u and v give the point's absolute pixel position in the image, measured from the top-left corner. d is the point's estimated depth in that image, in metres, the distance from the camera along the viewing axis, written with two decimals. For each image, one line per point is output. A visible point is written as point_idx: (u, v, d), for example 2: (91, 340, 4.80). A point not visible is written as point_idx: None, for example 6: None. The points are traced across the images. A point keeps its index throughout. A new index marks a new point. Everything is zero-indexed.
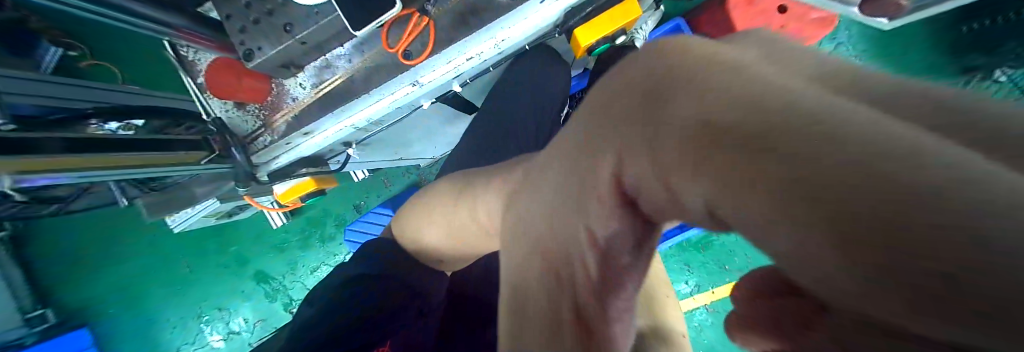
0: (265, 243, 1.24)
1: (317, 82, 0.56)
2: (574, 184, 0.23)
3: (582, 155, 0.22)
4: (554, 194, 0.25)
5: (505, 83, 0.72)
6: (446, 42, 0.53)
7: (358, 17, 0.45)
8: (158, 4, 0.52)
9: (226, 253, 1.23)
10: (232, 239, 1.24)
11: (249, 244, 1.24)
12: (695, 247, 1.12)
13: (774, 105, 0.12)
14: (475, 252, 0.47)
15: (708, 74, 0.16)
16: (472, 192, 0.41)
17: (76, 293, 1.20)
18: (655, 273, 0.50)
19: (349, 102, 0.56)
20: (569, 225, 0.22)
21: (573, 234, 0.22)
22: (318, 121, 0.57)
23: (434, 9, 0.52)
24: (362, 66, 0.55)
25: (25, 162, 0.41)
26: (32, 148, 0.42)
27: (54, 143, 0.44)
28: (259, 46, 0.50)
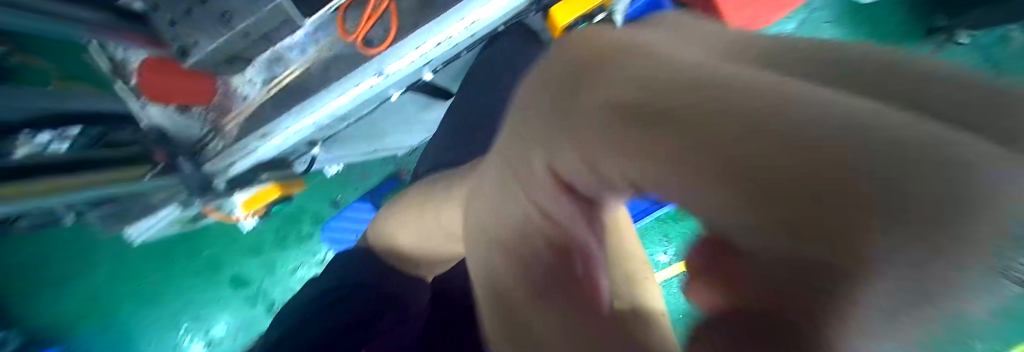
0: (237, 247, 1.17)
1: (268, 77, 0.51)
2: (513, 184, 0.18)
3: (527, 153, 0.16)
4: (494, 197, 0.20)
5: (479, 66, 0.68)
6: (409, 26, 0.49)
7: None
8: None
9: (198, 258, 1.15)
10: (200, 245, 1.15)
11: (221, 249, 1.16)
12: None
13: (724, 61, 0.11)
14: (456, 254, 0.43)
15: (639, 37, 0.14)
16: (433, 197, 0.38)
17: (31, 317, 1.09)
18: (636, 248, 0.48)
19: (308, 99, 0.50)
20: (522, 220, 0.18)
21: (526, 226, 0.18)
22: (274, 122, 0.51)
23: None
24: (318, 57, 0.49)
25: None
26: None
27: None
28: (195, 40, 0.46)
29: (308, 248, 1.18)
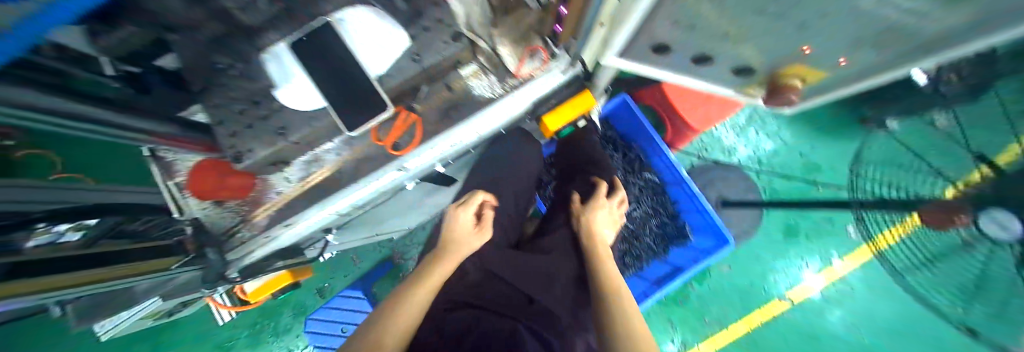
0: (214, 341, 1.28)
1: (304, 175, 0.58)
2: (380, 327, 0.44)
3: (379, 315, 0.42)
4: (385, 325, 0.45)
5: (481, 162, 0.79)
6: (431, 132, 0.59)
7: (353, 119, 0.50)
8: (142, 114, 0.49)
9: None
10: (190, 334, 1.28)
11: (202, 341, 1.28)
12: (674, 301, 1.34)
13: None
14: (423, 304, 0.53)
15: None
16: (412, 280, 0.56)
17: None
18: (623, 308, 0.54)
19: (335, 192, 0.57)
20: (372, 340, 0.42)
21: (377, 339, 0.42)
22: (301, 212, 0.56)
23: (419, 105, 0.59)
24: (351, 157, 0.58)
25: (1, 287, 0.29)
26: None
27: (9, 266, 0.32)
28: (249, 148, 0.50)
29: (283, 338, 1.28)
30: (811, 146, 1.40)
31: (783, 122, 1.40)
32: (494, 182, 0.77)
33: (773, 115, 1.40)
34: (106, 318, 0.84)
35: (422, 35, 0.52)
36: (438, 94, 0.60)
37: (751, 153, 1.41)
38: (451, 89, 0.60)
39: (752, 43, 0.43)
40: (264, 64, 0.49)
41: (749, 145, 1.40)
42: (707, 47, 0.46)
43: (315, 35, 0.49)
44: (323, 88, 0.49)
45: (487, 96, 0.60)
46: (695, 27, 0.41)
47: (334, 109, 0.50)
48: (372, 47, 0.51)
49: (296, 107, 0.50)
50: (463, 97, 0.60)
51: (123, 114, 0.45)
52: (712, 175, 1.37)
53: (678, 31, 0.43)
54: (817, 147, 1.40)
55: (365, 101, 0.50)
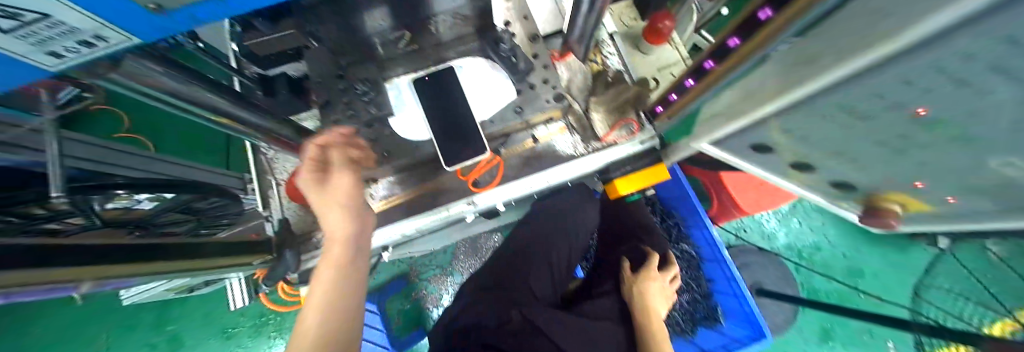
0: (216, 324, 1.27)
1: (386, 194, 0.61)
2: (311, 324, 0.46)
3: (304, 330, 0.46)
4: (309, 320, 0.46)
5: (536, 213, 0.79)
6: (511, 177, 0.62)
7: (454, 156, 0.53)
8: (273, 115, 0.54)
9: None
10: (196, 312, 1.27)
11: (204, 322, 1.27)
12: None
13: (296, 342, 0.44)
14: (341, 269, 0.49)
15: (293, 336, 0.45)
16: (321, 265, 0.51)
17: None
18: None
19: (411, 215, 0.61)
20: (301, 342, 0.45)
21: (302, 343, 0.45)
22: (374, 228, 0.60)
23: (505, 150, 0.63)
24: (432, 186, 0.61)
25: (47, 272, 0.31)
26: (71, 254, 0.34)
27: (93, 251, 0.36)
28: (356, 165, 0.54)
29: (283, 337, 1.26)
30: (857, 251, 1.33)
31: (829, 219, 1.35)
32: (548, 230, 0.76)
33: (819, 211, 1.35)
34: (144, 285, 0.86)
35: (528, 91, 0.57)
36: (524, 142, 0.63)
37: (790, 244, 1.36)
38: (536, 141, 0.63)
39: (856, 162, 0.44)
40: (387, 92, 0.55)
41: (791, 236, 1.35)
42: (805, 154, 0.47)
43: (438, 75, 0.54)
44: (434, 124, 0.53)
45: (569, 153, 0.62)
46: (802, 138, 0.43)
47: (441, 143, 0.53)
48: (484, 94, 0.56)
49: (408, 136, 0.55)
50: (546, 150, 0.63)
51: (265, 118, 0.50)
52: (751, 258, 1.33)
53: (783, 137, 0.45)
54: (863, 254, 1.33)
55: (469, 139, 0.53)
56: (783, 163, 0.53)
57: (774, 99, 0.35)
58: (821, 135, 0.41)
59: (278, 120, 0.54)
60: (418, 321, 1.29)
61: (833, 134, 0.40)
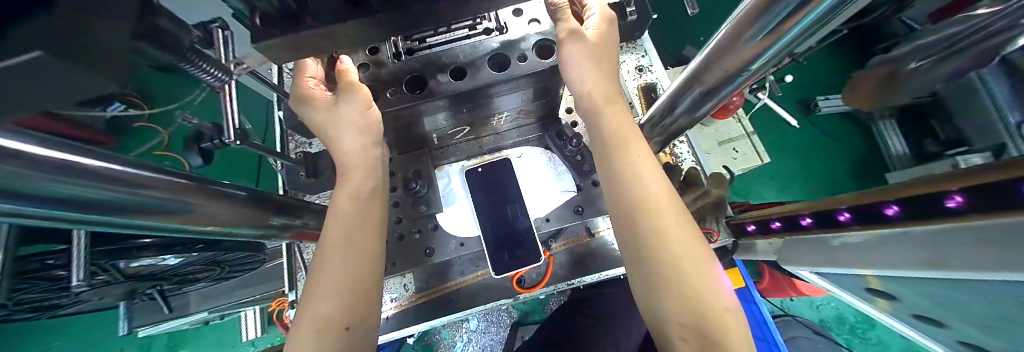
0: None
1: (421, 288, 0.54)
2: (337, 294, 0.33)
3: (321, 308, 0.32)
4: (332, 285, 0.33)
5: (578, 304, 0.68)
6: (563, 277, 0.54)
7: (503, 262, 0.47)
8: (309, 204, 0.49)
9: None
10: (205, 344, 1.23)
11: None
12: None
13: (326, 320, 0.31)
14: (364, 226, 0.37)
15: (322, 307, 0.32)
16: (336, 211, 0.37)
17: None
18: (721, 302, 0.28)
19: (446, 315, 0.52)
20: (320, 318, 0.32)
21: (325, 322, 0.31)
22: (405, 327, 0.52)
23: (555, 245, 0.55)
24: (472, 281, 0.54)
25: None
26: None
27: None
28: (394, 262, 0.47)
29: None
30: None
31: None
32: (592, 319, 0.63)
33: None
34: (151, 326, 0.81)
35: (589, 188, 0.50)
36: (577, 235, 0.56)
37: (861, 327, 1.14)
38: (593, 235, 0.55)
39: (1013, 343, 0.34)
40: (435, 182, 0.51)
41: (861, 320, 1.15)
42: (936, 312, 0.38)
43: (491, 167, 0.51)
44: (484, 223, 0.48)
45: None
46: (936, 298, 0.34)
47: (488, 246, 0.47)
48: (540, 191, 0.52)
49: (453, 232, 0.50)
50: (602, 247, 0.55)
51: (299, 213, 0.45)
52: (795, 332, 0.98)
53: (910, 290, 0.37)
54: None
55: (519, 244, 0.47)
56: (903, 309, 0.43)
57: (917, 271, 0.29)
58: (968, 307, 0.32)
59: (315, 210, 0.50)
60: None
61: (995, 316, 0.31)
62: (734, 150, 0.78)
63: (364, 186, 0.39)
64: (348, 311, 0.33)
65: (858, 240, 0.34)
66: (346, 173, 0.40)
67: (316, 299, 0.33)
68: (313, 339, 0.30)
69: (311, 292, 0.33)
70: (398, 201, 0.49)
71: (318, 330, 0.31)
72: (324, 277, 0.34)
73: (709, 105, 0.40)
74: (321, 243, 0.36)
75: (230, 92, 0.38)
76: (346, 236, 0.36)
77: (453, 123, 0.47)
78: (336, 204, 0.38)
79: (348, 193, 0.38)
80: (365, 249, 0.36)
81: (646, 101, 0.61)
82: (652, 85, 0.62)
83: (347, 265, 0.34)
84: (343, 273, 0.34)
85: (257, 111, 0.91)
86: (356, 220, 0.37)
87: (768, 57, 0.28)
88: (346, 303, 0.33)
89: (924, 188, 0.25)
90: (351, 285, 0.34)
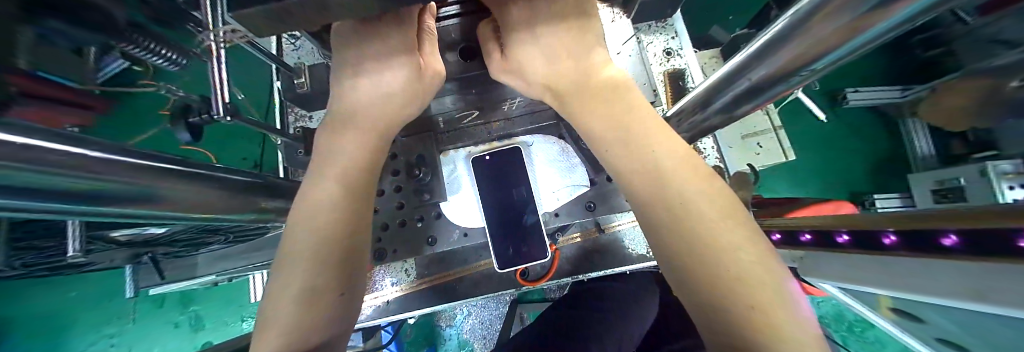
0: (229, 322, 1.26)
1: (422, 273, 0.53)
2: (321, 261, 0.30)
3: (302, 276, 0.29)
4: (313, 250, 0.30)
5: (582, 294, 0.68)
6: (568, 272, 0.52)
7: (508, 256, 0.45)
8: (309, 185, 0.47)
9: (184, 311, 1.11)
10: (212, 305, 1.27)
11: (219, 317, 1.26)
12: None
13: (312, 287, 0.29)
14: (346, 186, 0.33)
15: (301, 272, 0.29)
16: (319, 169, 0.33)
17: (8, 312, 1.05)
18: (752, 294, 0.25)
19: (447, 301, 0.52)
20: (304, 285, 0.29)
21: (312, 290, 0.29)
22: (407, 309, 0.52)
23: (562, 239, 0.53)
24: (475, 269, 0.53)
25: None
26: None
27: None
28: (396, 249, 0.45)
29: None
30: None
31: None
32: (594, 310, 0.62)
33: None
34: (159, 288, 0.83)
35: (604, 183, 0.47)
36: (586, 229, 0.54)
37: None
38: (602, 231, 0.53)
39: None
40: (441, 168, 0.48)
41: None
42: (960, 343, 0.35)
43: (501, 156, 0.47)
44: (490, 214, 0.46)
45: (637, 254, 0.51)
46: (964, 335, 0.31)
47: (494, 238, 0.45)
48: (550, 184, 0.48)
49: (457, 220, 0.48)
50: (612, 244, 0.53)
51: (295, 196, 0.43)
52: None
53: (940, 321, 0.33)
54: None
55: (524, 238, 0.45)
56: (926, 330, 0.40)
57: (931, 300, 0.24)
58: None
59: None
60: (431, 339, 1.13)
61: None
62: (758, 146, 0.74)
63: (358, 149, 0.34)
64: (336, 278, 0.31)
65: (875, 259, 0.30)
66: (336, 136, 0.34)
67: (295, 264, 0.30)
68: (297, 304, 0.28)
69: (290, 256, 0.30)
70: (401, 187, 0.47)
71: (301, 297, 0.29)
72: (303, 240, 0.30)
73: (749, 105, 0.35)
74: (298, 208, 0.32)
75: (218, 60, 0.34)
76: (326, 196, 0.32)
77: (459, 106, 0.45)
78: (320, 167, 0.33)
79: (336, 156, 0.34)
80: (352, 212, 0.32)
81: (672, 89, 0.56)
82: (680, 72, 0.57)
83: (328, 230, 0.31)
84: (326, 237, 0.31)
85: (257, 78, 0.87)
86: (335, 180, 0.32)
87: (839, 58, 0.23)
88: (333, 270, 0.30)
89: (1008, 220, 0.19)
90: (339, 251, 0.31)
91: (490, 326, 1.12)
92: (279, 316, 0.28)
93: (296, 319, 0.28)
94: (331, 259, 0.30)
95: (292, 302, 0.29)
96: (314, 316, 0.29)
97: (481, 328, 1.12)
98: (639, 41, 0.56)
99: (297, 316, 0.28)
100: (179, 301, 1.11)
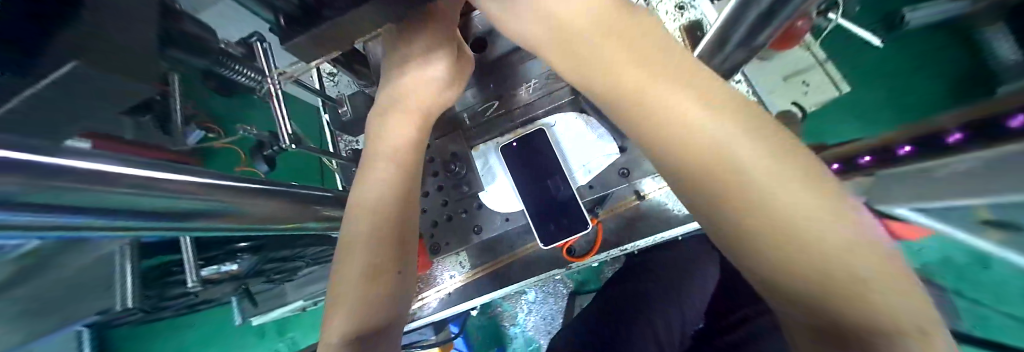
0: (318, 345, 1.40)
1: (474, 264, 0.57)
2: (378, 242, 0.34)
3: (363, 257, 0.33)
4: (369, 233, 0.34)
5: (636, 268, 0.67)
6: (613, 242, 0.52)
7: (550, 233, 0.47)
8: None
9: (283, 338, 1.27)
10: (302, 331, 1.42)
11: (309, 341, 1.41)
12: None
13: (372, 265, 0.33)
14: (389, 179, 0.36)
15: (361, 254, 0.33)
16: (367, 166, 0.37)
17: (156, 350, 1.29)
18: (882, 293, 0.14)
19: (502, 286, 0.54)
20: (366, 263, 0.33)
21: (375, 268, 0.33)
22: (468, 299, 0.56)
23: (603, 211, 0.53)
24: (522, 253, 0.55)
25: None
26: None
27: None
28: (447, 242, 0.49)
29: None
30: None
31: None
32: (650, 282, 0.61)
33: None
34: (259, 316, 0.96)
35: (634, 147, 0.46)
36: (625, 198, 0.53)
37: None
38: (642, 198, 0.52)
39: None
40: (474, 162, 0.52)
41: None
42: None
43: (527, 140, 0.49)
44: (525, 194, 0.48)
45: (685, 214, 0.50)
46: None
47: (533, 218, 0.47)
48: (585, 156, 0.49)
49: (495, 207, 0.51)
50: (655, 209, 0.52)
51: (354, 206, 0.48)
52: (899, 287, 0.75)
53: None
54: None
55: (564, 213, 0.46)
56: None
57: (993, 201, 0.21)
58: None
59: None
60: (496, 339, 1.17)
61: None
62: (803, 84, 0.67)
63: (399, 143, 0.37)
64: (393, 257, 0.35)
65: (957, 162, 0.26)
66: (382, 136, 0.38)
67: (354, 247, 0.33)
68: (363, 281, 0.32)
69: (349, 241, 0.34)
70: (442, 185, 0.51)
71: (366, 274, 0.32)
72: (360, 226, 0.34)
73: (769, 31, 0.33)
74: (355, 200, 0.36)
75: (279, 99, 0.40)
76: (375, 186, 0.35)
77: (479, 99, 0.48)
78: (367, 163, 0.37)
79: (376, 158, 0.37)
80: (398, 197, 0.36)
81: (692, 42, 0.54)
82: (697, 23, 0.54)
83: (380, 214, 0.34)
84: (379, 221, 0.34)
85: (304, 120, 0.99)
86: (379, 172, 0.36)
87: None
88: (390, 251, 0.34)
89: None
90: (393, 234, 0.35)
91: (552, 321, 1.13)
92: (348, 292, 0.32)
93: (364, 293, 0.32)
94: (387, 240, 0.34)
95: (359, 279, 0.32)
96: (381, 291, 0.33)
97: (544, 324, 1.13)
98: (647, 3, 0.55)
99: (365, 291, 0.32)
100: (276, 329, 1.27)
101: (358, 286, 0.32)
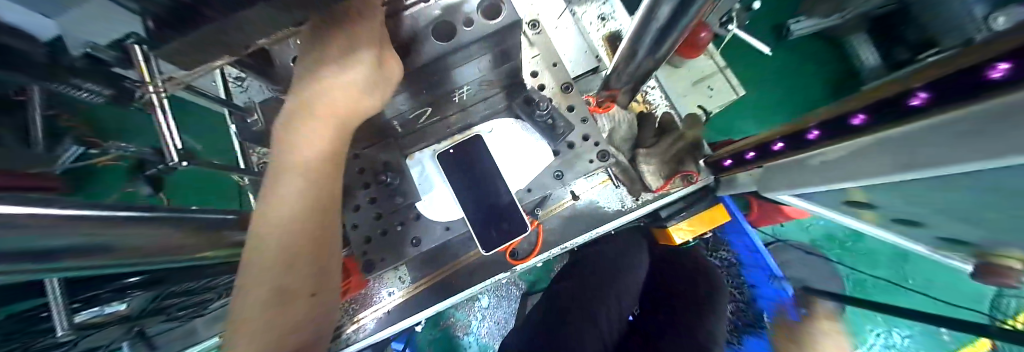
0: None
1: (416, 277, 0.55)
2: (286, 264, 0.33)
3: (268, 279, 0.32)
4: (276, 254, 0.33)
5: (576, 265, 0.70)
6: (554, 242, 0.54)
7: (490, 238, 0.47)
8: None
9: None
10: None
11: None
12: None
13: (278, 287, 0.33)
14: (302, 194, 0.34)
15: (265, 275, 0.32)
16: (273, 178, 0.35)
17: None
18: None
19: (446, 296, 0.54)
20: (271, 286, 0.32)
21: (282, 290, 0.33)
22: (411, 314, 0.54)
23: (542, 212, 0.54)
24: (466, 261, 0.54)
25: None
26: None
27: None
28: (382, 257, 0.47)
29: None
30: None
31: None
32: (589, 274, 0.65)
33: None
34: None
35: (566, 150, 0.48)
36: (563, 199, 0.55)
37: None
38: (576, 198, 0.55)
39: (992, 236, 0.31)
40: (409, 171, 0.50)
41: None
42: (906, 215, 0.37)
43: (463, 146, 0.49)
44: (464, 201, 0.47)
45: (616, 210, 0.54)
46: (911, 207, 0.33)
47: (474, 224, 0.47)
48: (517, 161, 0.52)
49: (435, 217, 0.50)
50: (589, 207, 0.55)
51: None
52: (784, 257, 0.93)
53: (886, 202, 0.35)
54: None
55: (502, 217, 0.47)
56: (883, 215, 0.42)
57: None
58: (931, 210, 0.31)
59: None
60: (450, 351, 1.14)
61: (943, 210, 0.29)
62: (710, 88, 0.77)
63: (312, 158, 0.35)
64: (303, 277, 0.34)
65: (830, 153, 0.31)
66: (293, 147, 0.35)
67: (258, 268, 0.32)
68: (266, 304, 0.32)
69: (252, 260, 0.33)
70: (374, 197, 0.48)
71: (270, 297, 0.32)
72: (263, 246, 0.33)
73: (669, 43, 0.38)
74: (261, 222, 0.34)
75: (164, 109, 0.35)
76: (282, 203, 0.34)
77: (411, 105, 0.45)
78: (274, 176, 0.35)
79: (289, 171, 0.35)
80: (310, 213, 0.34)
81: (614, 50, 0.59)
82: (617, 33, 0.59)
83: (288, 232, 0.33)
84: (287, 240, 0.33)
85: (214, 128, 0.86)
86: (288, 186, 0.34)
87: None
88: (301, 272, 0.34)
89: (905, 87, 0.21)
90: (304, 255, 0.34)
91: (505, 325, 1.13)
92: (250, 313, 0.32)
93: (269, 315, 0.32)
94: (296, 262, 0.34)
95: (264, 301, 0.32)
96: (291, 311, 0.33)
97: (497, 329, 1.13)
98: (573, 13, 0.59)
99: (270, 314, 0.32)
100: None
101: (261, 308, 0.32)
